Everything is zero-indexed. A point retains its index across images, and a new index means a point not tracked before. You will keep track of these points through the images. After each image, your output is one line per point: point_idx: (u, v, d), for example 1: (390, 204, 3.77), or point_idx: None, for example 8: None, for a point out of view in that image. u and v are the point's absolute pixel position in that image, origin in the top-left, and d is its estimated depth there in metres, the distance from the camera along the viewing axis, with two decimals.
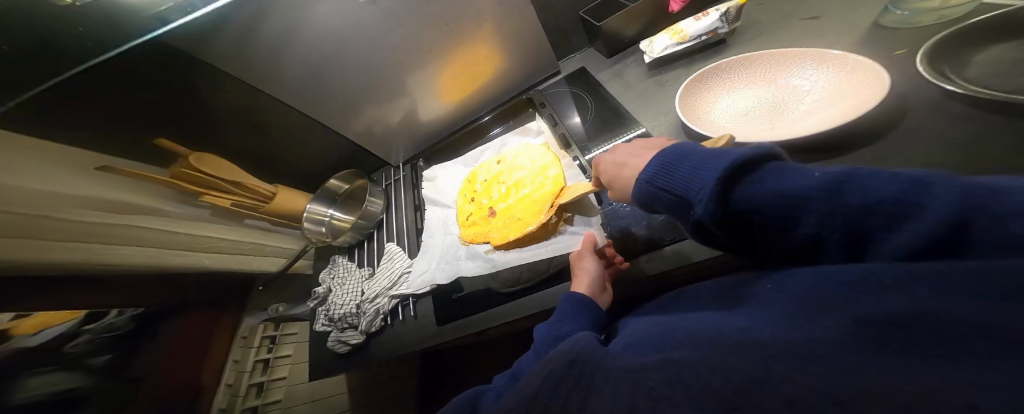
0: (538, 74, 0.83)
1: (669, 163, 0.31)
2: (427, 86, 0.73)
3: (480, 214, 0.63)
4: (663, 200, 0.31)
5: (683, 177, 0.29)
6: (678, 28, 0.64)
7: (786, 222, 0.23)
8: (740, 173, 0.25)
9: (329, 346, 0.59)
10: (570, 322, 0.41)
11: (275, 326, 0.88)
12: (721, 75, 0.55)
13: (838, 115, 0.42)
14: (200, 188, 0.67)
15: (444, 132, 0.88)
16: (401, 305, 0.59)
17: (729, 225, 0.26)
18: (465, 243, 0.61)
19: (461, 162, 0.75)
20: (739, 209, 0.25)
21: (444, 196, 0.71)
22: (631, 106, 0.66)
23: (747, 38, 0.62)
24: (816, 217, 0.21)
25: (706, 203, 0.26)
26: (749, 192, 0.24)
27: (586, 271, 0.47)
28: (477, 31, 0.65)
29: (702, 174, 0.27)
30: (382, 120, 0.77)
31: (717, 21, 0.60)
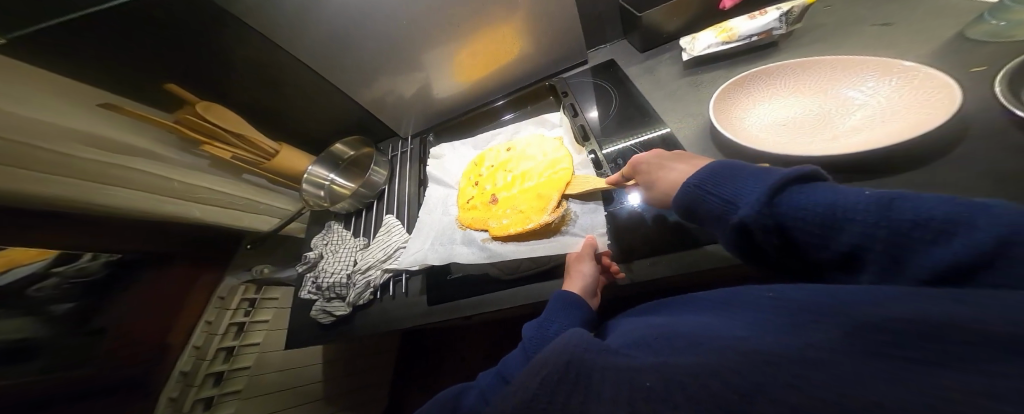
0: (563, 62, 0.78)
1: (715, 171, 0.31)
2: (448, 60, 0.69)
3: (482, 200, 0.61)
4: (702, 207, 0.31)
5: (727, 183, 0.29)
6: (728, 26, 0.58)
7: (828, 232, 0.22)
8: (791, 183, 0.25)
9: (313, 315, 0.59)
10: (563, 318, 0.39)
11: (254, 289, 0.84)
12: (767, 77, 0.50)
13: (892, 134, 0.38)
14: (203, 137, 0.67)
15: (457, 112, 0.84)
16: (393, 279, 0.58)
17: (770, 239, 0.26)
18: (462, 227, 0.59)
19: (471, 143, 0.73)
20: (779, 223, 0.24)
21: (449, 177, 0.69)
22: (658, 105, 0.61)
23: (803, 43, 0.56)
24: (861, 227, 0.20)
25: (753, 204, 0.25)
26: (797, 199, 0.24)
27: (582, 274, 0.44)
28: (507, 8, 0.61)
29: (751, 181, 0.27)
30: (395, 90, 0.74)
31: (774, 21, 0.55)
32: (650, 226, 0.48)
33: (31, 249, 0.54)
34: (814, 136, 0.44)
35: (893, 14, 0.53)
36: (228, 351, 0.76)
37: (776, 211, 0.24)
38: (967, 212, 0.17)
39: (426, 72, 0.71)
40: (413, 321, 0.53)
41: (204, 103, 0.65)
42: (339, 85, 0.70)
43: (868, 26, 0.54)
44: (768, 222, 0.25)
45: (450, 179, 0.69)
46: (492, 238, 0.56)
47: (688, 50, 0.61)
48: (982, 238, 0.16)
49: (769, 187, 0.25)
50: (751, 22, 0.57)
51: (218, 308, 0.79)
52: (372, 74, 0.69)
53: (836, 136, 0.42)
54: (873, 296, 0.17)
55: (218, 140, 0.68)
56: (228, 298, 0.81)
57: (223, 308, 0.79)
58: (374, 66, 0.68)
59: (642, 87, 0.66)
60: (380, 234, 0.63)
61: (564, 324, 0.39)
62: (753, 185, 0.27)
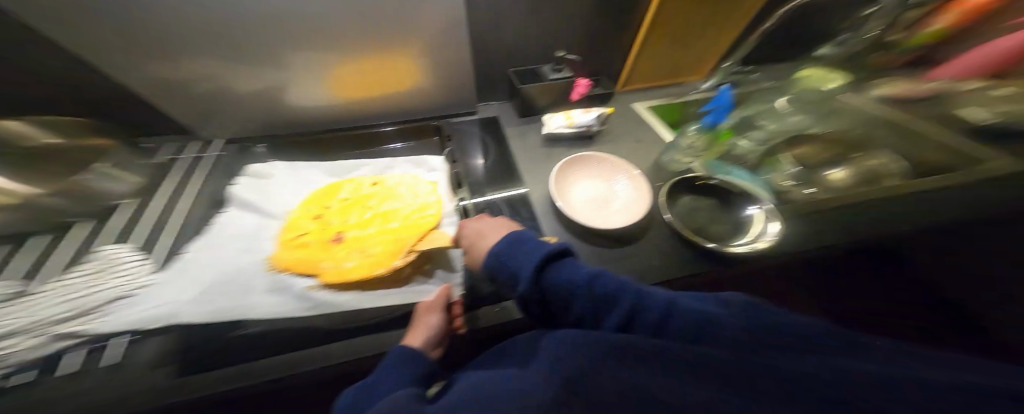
0: (447, 105, 0.76)
1: (516, 239, 0.37)
2: (317, 69, 0.58)
3: (322, 238, 0.46)
4: (502, 272, 0.36)
5: (522, 253, 0.35)
6: (570, 115, 0.72)
7: (568, 296, 0.31)
8: (552, 258, 0.34)
9: None
10: (399, 377, 0.31)
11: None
12: (580, 163, 0.61)
13: (634, 216, 0.53)
14: None
15: (314, 127, 0.68)
16: (77, 348, 0.32)
17: (539, 302, 0.33)
18: (271, 270, 0.41)
19: (323, 166, 0.57)
20: (541, 288, 0.33)
21: (271, 201, 0.50)
22: (521, 165, 0.68)
23: (618, 139, 0.75)
24: (584, 296, 0.30)
25: (528, 275, 0.32)
26: (557, 273, 0.33)
27: (428, 325, 0.37)
28: (403, 42, 0.58)
29: (535, 253, 0.34)
30: (228, 82, 0.55)
31: (593, 120, 0.71)
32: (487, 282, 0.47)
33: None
34: (601, 214, 0.55)
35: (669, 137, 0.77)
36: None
37: (543, 281, 0.33)
38: (723, 307, 0.24)
39: (280, 68, 0.55)
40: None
41: None
42: (112, 47, 0.45)
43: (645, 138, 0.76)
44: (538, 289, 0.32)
45: (274, 205, 0.49)
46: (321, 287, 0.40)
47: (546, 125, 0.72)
48: (730, 328, 0.21)
49: (543, 262, 0.33)
50: (582, 115, 0.72)
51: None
52: (181, 50, 0.48)
53: (609, 216, 0.54)
54: (627, 358, 0.21)
55: None
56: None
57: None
58: (206, 47, 0.49)
59: (511, 147, 0.73)
60: (81, 269, 0.36)
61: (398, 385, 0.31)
62: (536, 257, 0.34)
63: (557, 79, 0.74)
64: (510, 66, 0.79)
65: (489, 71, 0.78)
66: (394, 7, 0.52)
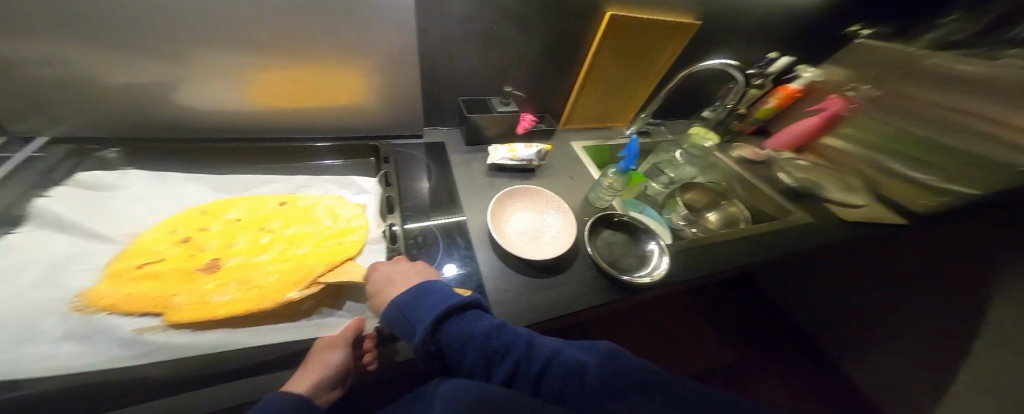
0: (394, 128, 0.72)
1: (427, 288, 0.35)
2: (232, 73, 0.50)
3: (188, 266, 0.40)
4: (403, 324, 0.33)
5: (429, 303, 0.33)
6: (515, 147, 0.73)
7: (465, 348, 0.31)
8: (454, 313, 0.33)
9: None
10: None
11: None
12: (519, 194, 0.62)
13: (558, 249, 0.54)
14: None
15: (227, 136, 0.58)
16: None
17: (436, 357, 0.32)
18: (100, 309, 0.33)
19: (217, 185, 0.49)
20: (439, 345, 0.31)
21: (132, 222, 0.41)
22: (463, 193, 0.66)
23: (557, 172, 0.80)
24: (481, 347, 0.31)
25: (424, 332, 0.31)
26: (460, 324, 0.32)
27: (323, 362, 0.33)
28: (343, 60, 0.55)
29: (443, 301, 0.34)
30: (95, 71, 0.44)
31: (535, 155, 0.73)
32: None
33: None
34: (531, 244, 0.55)
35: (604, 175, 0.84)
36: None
37: (443, 334, 0.32)
38: (591, 360, 0.29)
39: (190, 67, 0.47)
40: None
41: None
42: None
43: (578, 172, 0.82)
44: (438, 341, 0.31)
45: (138, 227, 0.41)
46: (184, 325, 0.34)
47: (490, 154, 0.72)
48: (585, 384, 0.26)
49: (447, 314, 0.32)
50: (525, 149, 0.73)
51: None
52: (33, 26, 0.38)
53: (537, 247, 0.55)
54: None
55: None
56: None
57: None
58: (68, 29, 0.39)
59: (456, 173, 0.71)
60: None
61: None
62: (442, 306, 0.33)
63: (505, 111, 0.77)
64: (460, 95, 0.79)
65: (439, 98, 0.77)
66: (336, 24, 0.50)
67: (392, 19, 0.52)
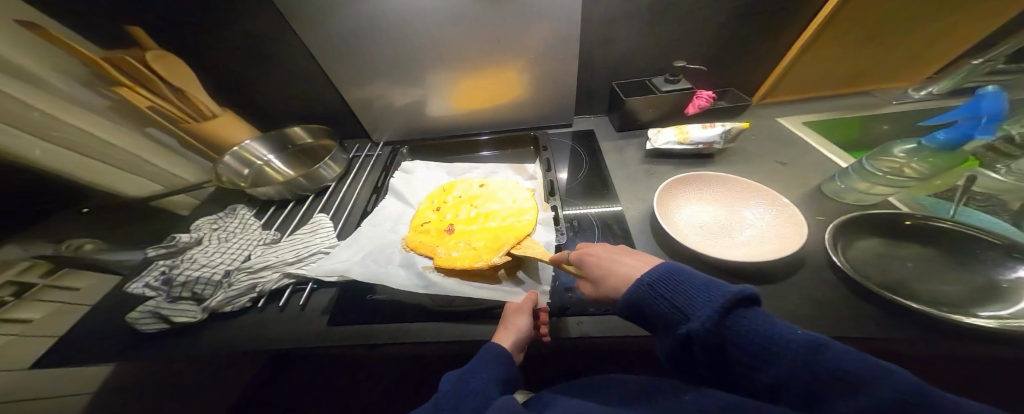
0: (549, 117, 0.79)
1: (669, 270, 0.27)
2: (445, 86, 0.69)
3: (439, 226, 0.54)
4: (642, 311, 0.27)
5: (677, 292, 0.25)
6: (686, 129, 0.65)
7: (754, 363, 0.21)
8: (745, 304, 0.22)
9: (131, 317, 0.42)
10: (492, 376, 0.33)
11: (44, 271, 0.51)
12: (694, 182, 0.54)
13: (760, 250, 0.42)
14: (130, 81, 0.58)
15: (438, 134, 0.81)
16: (290, 288, 0.46)
17: (712, 356, 0.23)
18: (405, 248, 0.50)
19: (446, 168, 0.67)
20: (722, 342, 0.22)
21: (402, 192, 0.61)
22: (617, 181, 0.63)
23: (737, 160, 0.63)
24: (787, 366, 0.19)
25: (703, 318, 0.22)
26: (738, 326, 0.22)
27: (515, 327, 0.37)
28: (514, 58, 0.64)
29: (702, 293, 0.24)
30: (385, 98, 0.71)
31: (717, 136, 0.63)
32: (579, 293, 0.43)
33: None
34: (714, 242, 0.46)
35: (820, 164, 0.60)
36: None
37: (707, 334, 0.22)
38: None
39: (422, 84, 0.69)
40: (281, 345, 0.40)
41: (159, 52, 0.59)
42: (331, 71, 0.65)
43: (771, 160, 0.63)
44: (702, 343, 0.23)
45: (407, 197, 0.61)
46: (438, 270, 0.47)
47: (651, 140, 0.66)
48: None
49: (713, 309, 0.22)
50: (702, 130, 0.64)
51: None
52: (367, 75, 0.66)
53: (726, 245, 0.45)
54: None
55: (144, 88, 0.59)
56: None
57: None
58: (379, 72, 0.66)
59: (609, 161, 0.69)
60: (300, 234, 0.52)
61: (492, 384, 0.33)
62: (702, 298, 0.24)
63: (671, 91, 0.68)
64: (615, 79, 0.76)
65: (593, 86, 0.77)
66: (514, 26, 0.58)
67: (562, 8, 0.56)
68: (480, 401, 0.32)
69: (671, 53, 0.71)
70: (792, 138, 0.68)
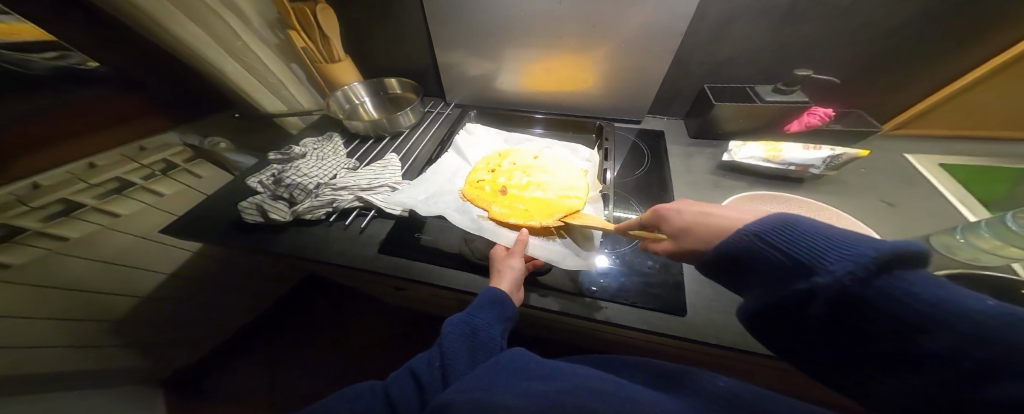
0: (620, 112, 0.75)
1: (794, 223, 0.24)
2: (522, 62, 0.70)
3: (495, 187, 0.57)
4: (749, 262, 0.25)
5: (808, 247, 0.22)
6: (779, 146, 0.57)
7: (903, 329, 0.18)
8: (902, 264, 0.19)
9: (243, 205, 0.52)
10: (493, 316, 0.36)
11: (187, 158, 0.62)
12: (766, 200, 0.51)
13: None
14: (297, 27, 0.67)
15: (504, 106, 0.82)
16: (356, 210, 0.54)
17: (836, 318, 0.20)
18: (463, 198, 0.55)
19: (505, 136, 0.69)
20: (862, 303, 0.19)
21: (461, 149, 0.65)
22: (678, 186, 0.60)
23: (831, 194, 0.55)
24: (958, 339, 0.16)
25: (844, 273, 0.19)
26: (891, 288, 0.18)
27: (510, 270, 0.41)
28: (604, 47, 0.62)
29: (846, 250, 0.21)
30: (464, 64, 0.75)
31: (818, 160, 0.55)
32: (611, 281, 0.43)
33: (23, 24, 0.43)
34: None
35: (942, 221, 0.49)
36: (69, 207, 0.47)
37: (846, 293, 0.20)
38: None
39: (499, 56, 0.70)
40: (345, 258, 0.48)
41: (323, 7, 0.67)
42: (431, 30, 0.69)
43: (877, 199, 0.54)
44: (831, 302, 0.20)
45: (466, 155, 0.64)
46: (494, 221, 0.51)
47: (731, 151, 0.60)
48: None
49: (865, 263, 0.19)
50: (803, 151, 0.56)
51: (124, 156, 0.53)
52: (456, 41, 0.70)
53: None
54: None
55: (303, 31, 0.68)
56: (150, 152, 0.57)
57: (127, 159, 0.54)
58: (468, 39, 0.68)
59: (674, 165, 0.64)
60: (374, 167, 0.60)
61: (494, 321, 0.35)
62: (846, 252, 0.21)
63: (775, 101, 0.59)
64: (708, 82, 0.68)
65: (678, 86, 0.70)
66: (615, 14, 0.56)
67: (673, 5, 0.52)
68: (488, 343, 0.34)
69: (784, 60, 0.62)
70: (913, 184, 0.56)
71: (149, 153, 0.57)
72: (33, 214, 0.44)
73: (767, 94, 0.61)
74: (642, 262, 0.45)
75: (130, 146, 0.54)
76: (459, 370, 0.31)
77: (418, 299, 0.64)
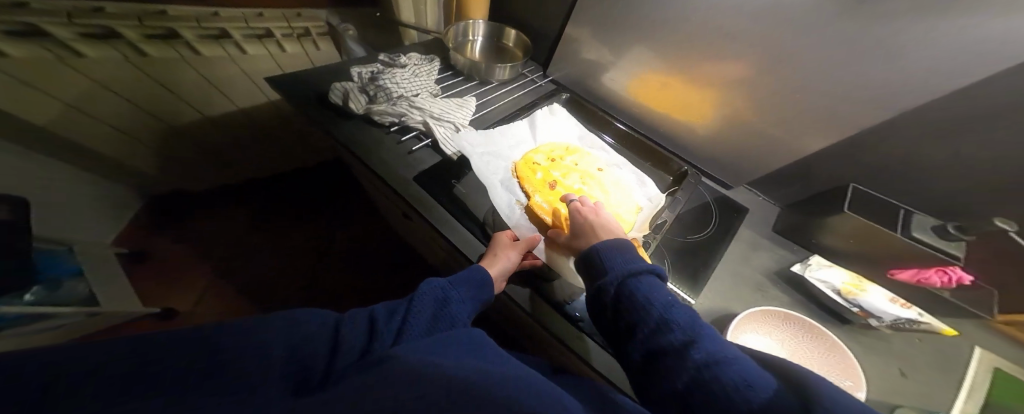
0: (716, 169, 0.62)
1: (665, 291, 0.29)
2: (644, 66, 0.59)
3: (547, 179, 0.52)
4: (639, 321, 0.27)
5: (663, 301, 0.28)
6: (861, 288, 0.47)
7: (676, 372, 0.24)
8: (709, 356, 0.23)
9: (334, 84, 0.54)
10: (468, 295, 0.34)
11: (319, 31, 0.78)
12: (794, 325, 0.42)
13: None
14: None
15: (598, 103, 0.72)
16: (415, 132, 0.53)
17: (651, 347, 0.26)
18: (512, 174, 0.52)
19: (580, 132, 0.63)
20: (677, 351, 0.24)
21: (536, 123, 0.61)
22: (737, 278, 0.50)
23: (941, 393, 0.41)
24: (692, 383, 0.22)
25: (687, 335, 0.25)
26: (699, 362, 0.23)
27: (505, 258, 0.38)
28: (757, 96, 0.49)
29: (689, 324, 0.26)
30: (580, 44, 0.67)
31: (901, 319, 0.43)
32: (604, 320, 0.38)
33: None
34: None
35: None
36: (218, 33, 0.66)
37: (705, 393, 0.21)
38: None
39: (627, 51, 0.60)
40: (382, 167, 0.48)
41: None
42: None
43: None
44: (685, 391, 0.22)
45: (536, 132, 0.60)
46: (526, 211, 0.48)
47: (805, 264, 0.51)
48: None
49: (734, 384, 0.21)
50: (888, 302, 0.45)
51: (280, 15, 0.72)
52: (592, 16, 0.61)
53: None
54: None
55: None
56: (300, 19, 0.75)
57: (281, 17, 0.72)
58: (605, 21, 0.60)
59: (731, 247, 0.54)
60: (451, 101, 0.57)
61: (468, 301, 0.34)
62: (723, 362, 0.22)
63: (921, 241, 0.43)
64: (858, 182, 0.54)
65: (813, 169, 0.58)
66: (802, 67, 0.43)
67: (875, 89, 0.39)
68: (452, 317, 0.32)
69: (982, 213, 0.45)
70: None
71: (299, 19, 0.75)
72: (194, 29, 0.63)
73: (917, 230, 0.44)
74: None
75: (290, 10, 0.72)
76: (417, 333, 0.28)
77: (415, 234, 0.64)
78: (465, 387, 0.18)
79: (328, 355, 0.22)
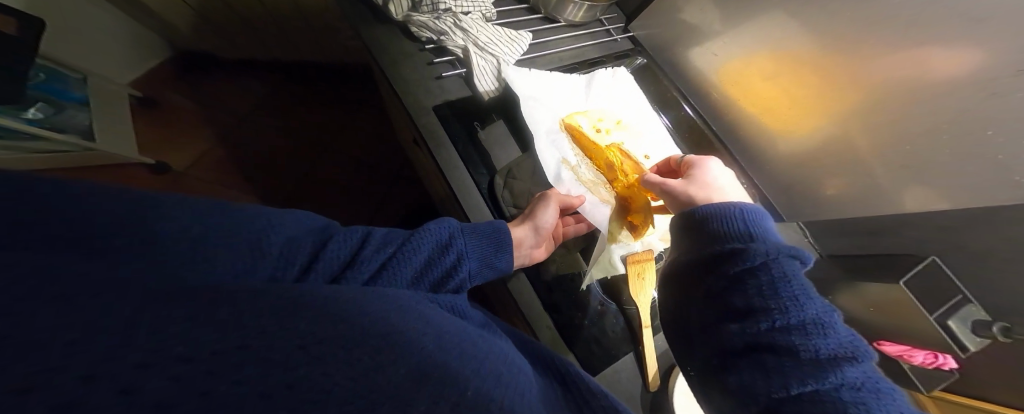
0: (777, 192, 0.50)
1: (817, 295, 0.24)
2: (765, 42, 0.45)
3: (600, 145, 0.49)
4: (768, 308, 0.24)
5: (815, 305, 0.23)
6: None
7: (801, 377, 0.21)
8: (860, 379, 0.20)
9: None
10: (478, 253, 0.32)
11: None
12: None
13: None
14: None
15: (676, 81, 0.58)
16: (451, 57, 0.49)
17: (771, 339, 0.23)
18: (564, 125, 0.49)
19: (639, 110, 0.53)
20: (808, 358, 0.21)
21: (594, 82, 0.52)
22: None
23: None
24: (813, 394, 0.20)
25: (841, 352, 0.21)
26: (840, 379, 0.20)
27: (541, 215, 0.40)
28: (888, 117, 0.37)
29: (850, 341, 0.22)
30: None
31: None
32: (583, 319, 0.40)
33: None
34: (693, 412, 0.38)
35: None
36: None
37: (836, 409, 0.19)
38: None
39: (758, 19, 0.45)
40: (405, 90, 0.46)
41: None
42: None
43: None
44: (801, 398, 0.20)
45: (591, 90, 0.52)
46: (590, 160, 0.49)
47: None
48: None
49: None
50: None
51: None
52: None
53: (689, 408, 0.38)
54: None
55: None
56: None
57: None
58: None
59: None
60: (503, 31, 0.50)
61: (475, 257, 0.32)
62: (874, 393, 0.19)
63: (949, 332, 0.32)
64: None
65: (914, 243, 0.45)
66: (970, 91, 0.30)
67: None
68: (455, 266, 0.30)
69: None
70: None
71: None
72: None
73: (958, 317, 0.32)
74: (614, 323, 0.41)
75: None
76: (400, 279, 0.26)
77: (423, 167, 0.63)
78: (431, 368, 0.17)
79: (304, 268, 0.22)
